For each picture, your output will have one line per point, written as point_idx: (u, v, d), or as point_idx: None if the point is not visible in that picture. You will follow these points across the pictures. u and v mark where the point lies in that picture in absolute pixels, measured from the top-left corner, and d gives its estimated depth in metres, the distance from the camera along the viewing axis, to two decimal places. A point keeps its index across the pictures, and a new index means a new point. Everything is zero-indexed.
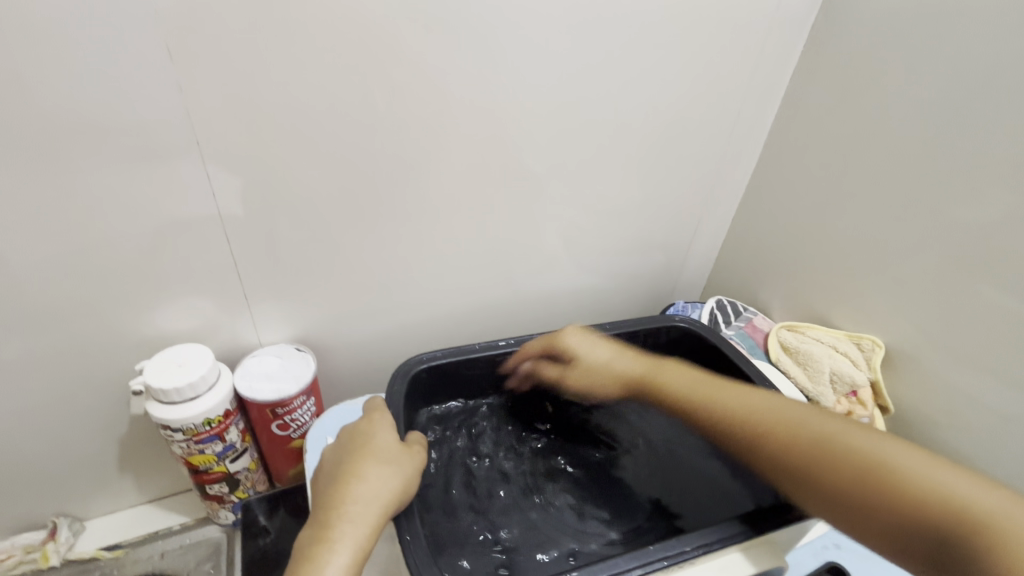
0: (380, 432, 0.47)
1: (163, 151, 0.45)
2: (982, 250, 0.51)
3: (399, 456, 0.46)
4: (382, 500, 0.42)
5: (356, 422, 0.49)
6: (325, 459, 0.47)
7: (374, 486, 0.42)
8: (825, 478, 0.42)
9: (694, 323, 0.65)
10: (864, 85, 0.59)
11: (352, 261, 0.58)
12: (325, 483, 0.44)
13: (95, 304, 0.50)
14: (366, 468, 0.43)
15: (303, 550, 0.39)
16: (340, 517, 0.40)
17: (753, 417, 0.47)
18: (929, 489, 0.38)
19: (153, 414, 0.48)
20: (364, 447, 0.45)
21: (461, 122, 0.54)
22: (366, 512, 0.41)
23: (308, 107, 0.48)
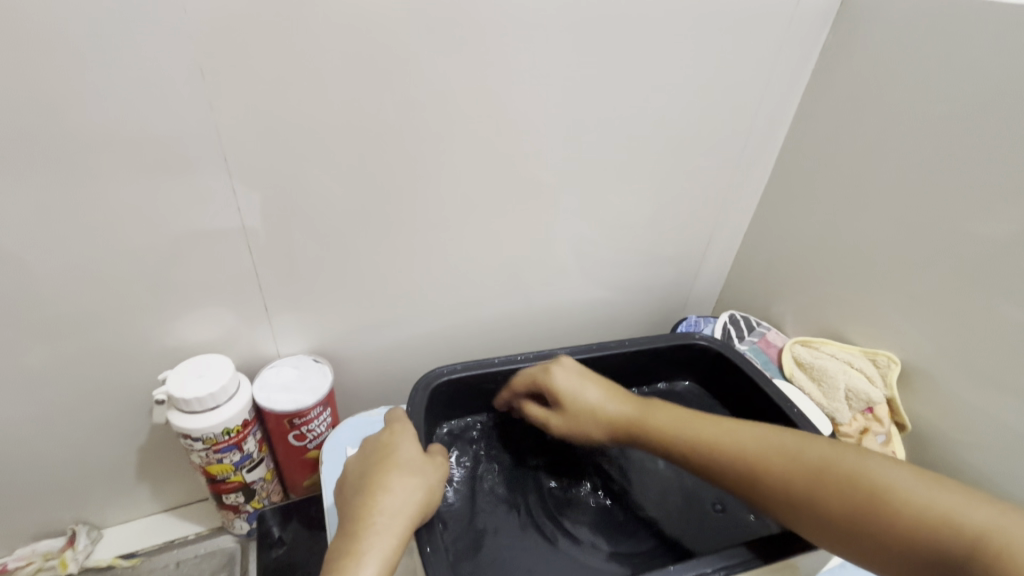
0: (403, 442, 0.47)
1: (193, 164, 0.47)
2: (998, 264, 0.51)
3: (423, 466, 0.46)
4: (408, 513, 0.42)
5: (379, 434, 0.49)
6: (348, 468, 0.47)
7: (400, 498, 0.42)
8: (774, 486, 0.43)
9: (716, 341, 0.64)
10: (876, 100, 0.59)
11: (369, 272, 0.59)
12: (350, 494, 0.44)
13: (123, 312, 0.51)
14: (393, 479, 0.44)
15: (332, 562, 0.39)
16: (367, 529, 0.40)
17: (701, 438, 0.47)
18: (870, 484, 0.39)
19: (174, 422, 0.49)
20: (388, 458, 0.46)
21: (479, 135, 0.55)
22: (392, 525, 0.41)
23: (332, 122, 0.49)
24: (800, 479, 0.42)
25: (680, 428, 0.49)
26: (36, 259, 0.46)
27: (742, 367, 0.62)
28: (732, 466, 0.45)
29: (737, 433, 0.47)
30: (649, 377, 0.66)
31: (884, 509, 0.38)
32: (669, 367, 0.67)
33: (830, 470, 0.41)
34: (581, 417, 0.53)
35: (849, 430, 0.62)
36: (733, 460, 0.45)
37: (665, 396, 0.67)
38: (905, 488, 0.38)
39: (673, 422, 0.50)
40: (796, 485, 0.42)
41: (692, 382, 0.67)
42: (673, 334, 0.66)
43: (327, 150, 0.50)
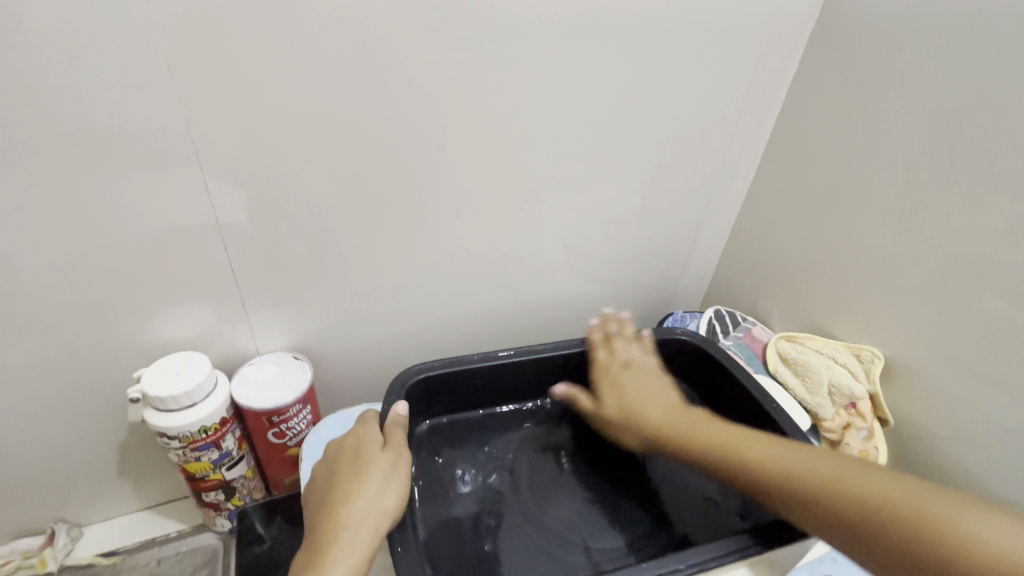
0: (367, 447, 0.47)
1: (165, 160, 0.46)
2: (984, 260, 0.51)
3: (389, 469, 0.45)
4: (374, 522, 0.41)
5: (344, 437, 0.49)
6: (315, 474, 0.46)
7: (366, 508, 0.42)
8: (788, 490, 0.42)
9: (697, 336, 0.64)
10: (864, 95, 0.59)
11: (351, 268, 0.59)
12: (315, 504, 0.44)
13: (99, 310, 0.51)
14: (358, 488, 0.43)
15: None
16: (332, 541, 0.40)
17: (709, 436, 0.47)
18: (902, 507, 0.37)
19: (151, 421, 0.48)
20: (352, 465, 0.45)
21: (462, 130, 0.55)
22: (359, 534, 0.41)
23: (313, 116, 0.48)
24: (830, 489, 0.40)
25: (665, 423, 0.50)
26: (4, 257, 0.45)
27: (725, 362, 0.62)
28: (724, 462, 0.45)
29: (728, 431, 0.47)
30: None
31: (914, 527, 0.36)
32: None
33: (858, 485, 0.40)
34: (613, 403, 0.54)
35: (832, 426, 0.62)
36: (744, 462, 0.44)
37: None
38: (933, 515, 0.36)
39: (669, 417, 0.51)
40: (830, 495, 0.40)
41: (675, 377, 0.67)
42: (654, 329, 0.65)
43: (305, 145, 0.49)
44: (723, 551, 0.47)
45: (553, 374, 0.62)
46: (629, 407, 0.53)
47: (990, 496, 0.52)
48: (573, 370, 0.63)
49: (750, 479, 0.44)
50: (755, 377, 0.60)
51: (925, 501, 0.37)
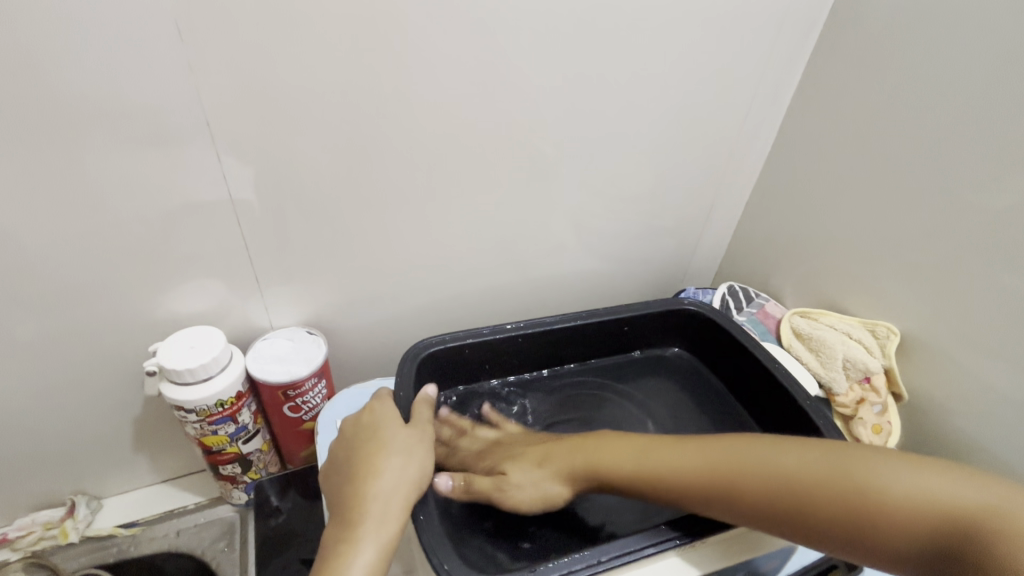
0: (383, 423, 0.46)
1: (170, 130, 0.44)
2: (1003, 234, 0.49)
3: (410, 443, 0.45)
4: (401, 494, 0.41)
5: (357, 414, 0.48)
6: (332, 454, 0.46)
7: (393, 481, 0.42)
8: (756, 500, 0.42)
9: (704, 306, 0.63)
10: (885, 63, 0.57)
11: (362, 243, 0.58)
12: (339, 481, 0.43)
13: (111, 284, 0.50)
14: (382, 463, 0.43)
15: (330, 551, 0.38)
16: (362, 515, 0.40)
17: (663, 467, 0.46)
18: (862, 484, 0.39)
19: (166, 395, 0.48)
20: (374, 440, 0.45)
21: (471, 102, 0.53)
22: (390, 508, 0.40)
23: (319, 86, 0.47)
24: (786, 484, 0.41)
25: (608, 446, 0.48)
26: (16, 232, 0.45)
27: (735, 333, 0.61)
28: (692, 486, 0.44)
29: (677, 456, 0.46)
30: (640, 341, 0.65)
31: (885, 501, 0.38)
32: (660, 332, 0.65)
33: (809, 466, 0.41)
34: (532, 475, 0.48)
35: (846, 401, 0.62)
36: (691, 475, 0.45)
37: (656, 360, 0.66)
38: (880, 485, 0.39)
39: (604, 455, 0.48)
40: (785, 492, 0.41)
41: (682, 346, 0.66)
42: (663, 300, 0.64)
43: (312, 115, 0.48)
44: None
45: (564, 344, 0.61)
46: (544, 476, 0.48)
47: (1002, 468, 0.53)
48: (584, 341, 0.62)
49: (706, 495, 0.44)
50: (762, 345, 0.59)
51: (889, 470, 0.39)
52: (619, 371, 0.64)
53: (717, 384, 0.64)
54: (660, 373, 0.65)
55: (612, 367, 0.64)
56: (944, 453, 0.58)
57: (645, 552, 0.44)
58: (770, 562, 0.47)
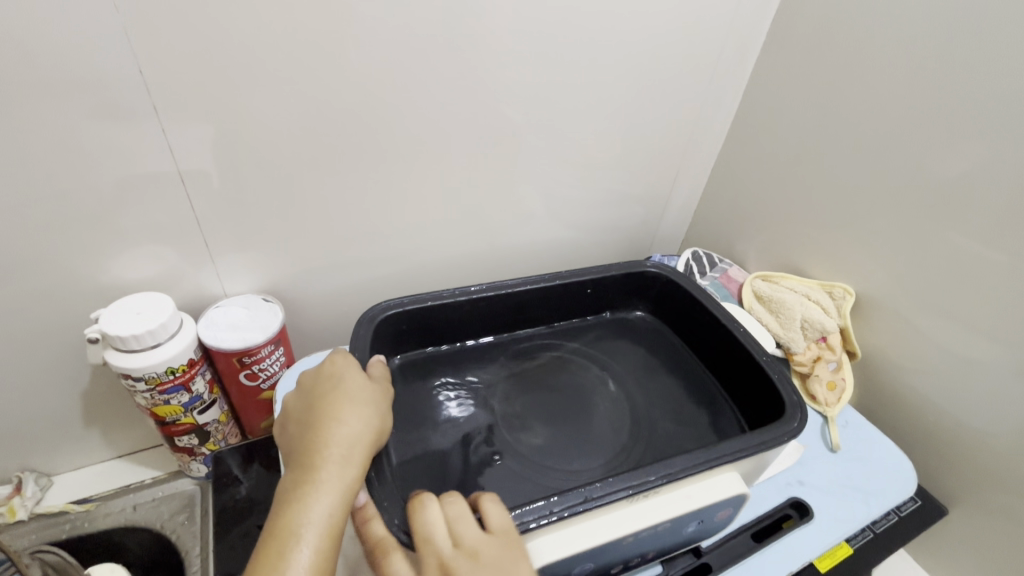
0: (347, 374, 0.45)
1: (102, 79, 0.41)
2: (957, 197, 0.51)
3: (372, 397, 0.44)
4: (364, 441, 0.40)
5: (319, 365, 0.46)
6: (287, 407, 0.44)
7: (354, 428, 0.41)
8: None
9: (666, 268, 0.64)
10: (854, 25, 0.56)
11: (321, 211, 0.56)
12: (296, 430, 0.41)
13: (45, 250, 0.47)
14: (345, 411, 0.42)
15: (285, 496, 0.36)
16: (323, 458, 0.38)
17: None
18: None
19: (112, 363, 0.46)
20: (335, 390, 0.43)
21: (433, 62, 0.51)
22: (352, 453, 0.39)
23: (269, 38, 0.44)
24: None
25: None
26: None
27: (695, 293, 0.62)
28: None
29: None
30: (603, 304, 0.66)
31: None
32: (623, 295, 0.66)
33: None
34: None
35: (803, 359, 0.63)
36: None
37: (619, 323, 0.67)
38: None
39: None
40: None
41: (645, 309, 0.67)
42: (626, 263, 0.65)
43: (262, 74, 0.45)
44: (693, 462, 0.45)
45: (528, 307, 0.61)
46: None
47: (947, 419, 0.55)
48: (547, 304, 0.62)
49: None
50: (721, 305, 0.61)
51: None
52: (582, 333, 0.65)
53: (679, 345, 0.65)
54: (622, 335, 0.65)
55: (576, 330, 0.65)
56: (892, 408, 0.61)
57: (589, 505, 0.42)
58: (726, 511, 0.46)
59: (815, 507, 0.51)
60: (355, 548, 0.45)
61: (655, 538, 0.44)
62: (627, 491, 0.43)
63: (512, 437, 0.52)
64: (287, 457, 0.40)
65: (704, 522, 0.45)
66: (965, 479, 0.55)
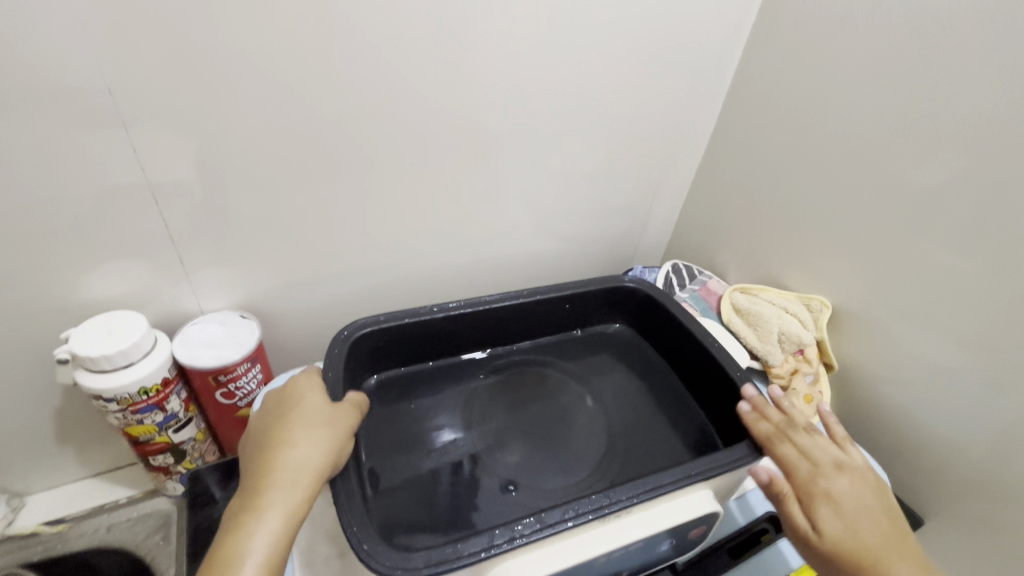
0: (306, 396, 0.45)
1: (74, 95, 0.40)
2: (929, 210, 0.52)
3: (329, 418, 0.43)
4: (313, 465, 0.39)
5: (282, 387, 0.47)
6: (249, 429, 0.44)
7: (304, 451, 0.40)
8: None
9: (644, 284, 0.65)
10: (827, 41, 0.57)
11: (300, 227, 0.56)
12: (249, 455, 0.41)
13: (16, 268, 0.46)
14: (297, 433, 0.41)
15: (228, 525, 0.36)
16: (267, 485, 0.38)
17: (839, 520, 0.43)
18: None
19: (83, 383, 0.46)
20: (291, 413, 0.43)
21: (413, 78, 0.51)
22: (298, 478, 0.38)
23: (248, 53, 0.44)
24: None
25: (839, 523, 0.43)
26: None
27: (671, 306, 0.62)
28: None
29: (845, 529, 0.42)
30: (582, 318, 0.66)
31: None
32: (601, 309, 0.66)
33: None
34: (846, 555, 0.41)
35: (780, 372, 0.63)
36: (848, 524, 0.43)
37: (598, 337, 0.67)
38: None
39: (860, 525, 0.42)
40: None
41: (623, 322, 0.68)
42: (604, 277, 0.65)
43: (240, 90, 0.45)
44: (665, 480, 0.45)
45: (506, 323, 0.61)
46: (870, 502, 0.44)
47: (924, 429, 0.56)
48: (525, 319, 0.62)
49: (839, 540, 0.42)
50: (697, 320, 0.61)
51: None
52: (560, 348, 0.65)
53: (656, 358, 0.65)
54: (600, 348, 0.66)
55: (554, 344, 0.65)
56: (870, 418, 0.61)
57: (562, 525, 0.41)
58: (699, 528, 0.47)
59: None
60: (328, 569, 0.44)
61: (629, 556, 0.44)
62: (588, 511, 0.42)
63: (489, 454, 0.52)
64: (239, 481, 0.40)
65: (676, 540, 0.46)
66: (942, 488, 0.56)
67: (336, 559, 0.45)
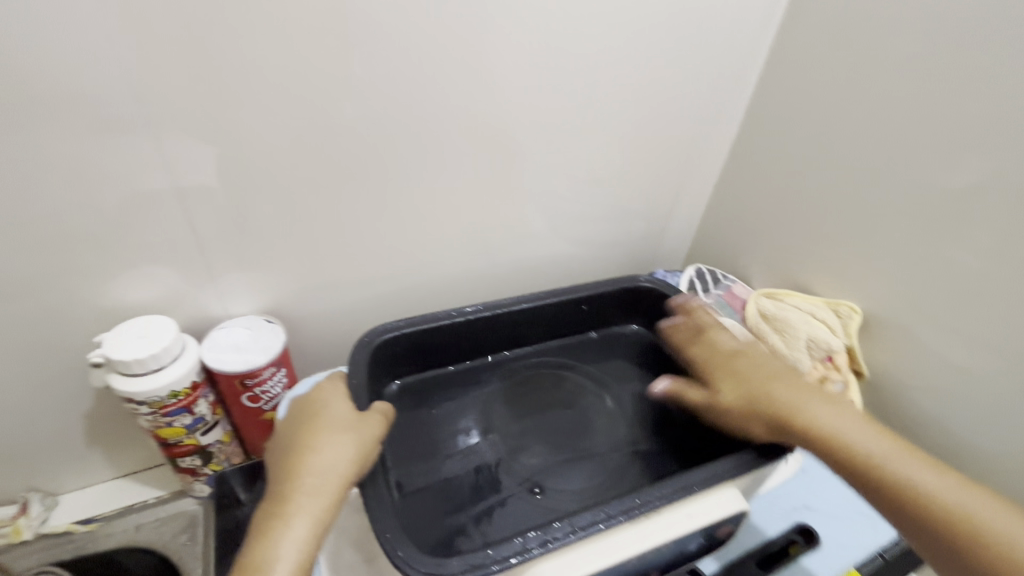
0: (330, 403, 0.45)
1: (108, 105, 0.42)
2: (963, 212, 0.50)
3: (353, 423, 0.44)
4: (339, 470, 0.40)
5: (306, 394, 0.47)
6: (275, 437, 0.45)
7: (329, 457, 0.40)
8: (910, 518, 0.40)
9: (660, 283, 0.64)
10: (853, 42, 0.56)
11: (323, 232, 0.57)
12: (276, 463, 0.42)
13: (54, 273, 0.48)
14: (321, 440, 0.41)
15: (258, 531, 0.37)
16: (295, 492, 0.38)
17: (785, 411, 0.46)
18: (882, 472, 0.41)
19: (116, 387, 0.47)
20: (315, 420, 0.43)
21: (435, 86, 0.52)
22: (324, 483, 0.39)
23: (275, 63, 0.45)
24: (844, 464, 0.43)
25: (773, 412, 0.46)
26: None
27: (688, 307, 0.61)
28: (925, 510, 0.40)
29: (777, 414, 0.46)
30: (599, 320, 0.65)
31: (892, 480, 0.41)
32: (617, 310, 0.66)
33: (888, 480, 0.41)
34: (733, 411, 0.49)
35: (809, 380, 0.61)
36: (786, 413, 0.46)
37: (614, 339, 0.66)
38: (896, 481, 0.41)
39: (806, 412, 0.45)
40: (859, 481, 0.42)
41: (641, 324, 0.67)
42: (618, 277, 0.65)
43: (266, 99, 0.46)
44: (691, 480, 0.45)
45: (525, 327, 0.61)
46: (771, 370, 0.50)
47: (960, 440, 0.54)
48: (543, 323, 0.62)
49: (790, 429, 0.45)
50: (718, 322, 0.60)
51: (896, 469, 0.41)
52: (581, 351, 0.64)
53: None
54: (617, 350, 0.65)
55: (574, 348, 0.64)
56: (902, 427, 0.60)
57: (594, 528, 0.41)
58: (727, 527, 0.46)
59: (824, 534, 0.51)
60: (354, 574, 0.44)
61: (659, 556, 0.44)
62: (618, 514, 0.42)
63: (514, 459, 0.52)
64: (267, 488, 0.41)
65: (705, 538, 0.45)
66: None
67: (362, 564, 0.45)
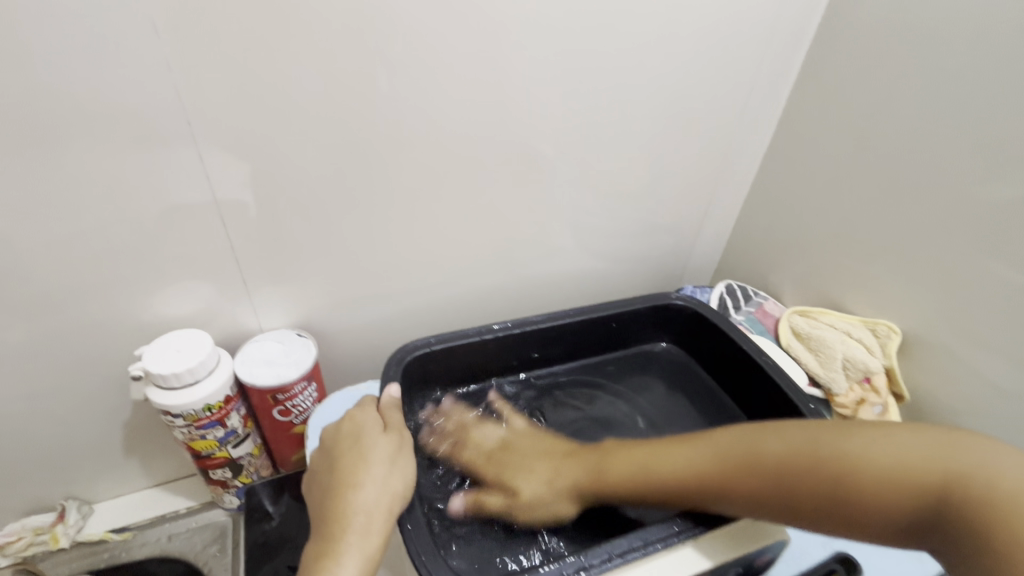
0: (364, 431, 0.45)
1: (154, 125, 0.43)
2: (1006, 230, 0.48)
3: (391, 453, 0.44)
4: (383, 506, 0.41)
5: (339, 421, 0.47)
6: (313, 465, 0.45)
7: (373, 493, 0.41)
8: (909, 509, 0.35)
9: (693, 301, 0.63)
10: (888, 55, 0.55)
11: (353, 246, 0.57)
12: (320, 496, 0.43)
13: (98, 286, 0.49)
14: (362, 475, 0.42)
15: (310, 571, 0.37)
16: (343, 531, 0.39)
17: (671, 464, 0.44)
18: (801, 464, 0.38)
19: (153, 400, 0.48)
20: (353, 452, 0.44)
21: (465, 102, 0.52)
22: (370, 521, 0.40)
23: (310, 82, 0.46)
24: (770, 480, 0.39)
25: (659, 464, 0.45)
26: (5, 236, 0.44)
27: (722, 326, 0.60)
28: (888, 479, 0.35)
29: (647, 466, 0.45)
30: (629, 337, 0.65)
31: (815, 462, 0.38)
32: (648, 327, 0.65)
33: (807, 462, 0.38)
34: (542, 477, 0.48)
35: (846, 402, 0.60)
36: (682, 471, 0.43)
37: (645, 356, 0.65)
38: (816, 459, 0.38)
39: (685, 457, 0.44)
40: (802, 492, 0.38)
41: (670, 341, 0.66)
42: (650, 294, 0.64)
43: (300, 118, 0.47)
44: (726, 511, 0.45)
45: (554, 344, 0.61)
46: (545, 451, 0.50)
47: None
48: (572, 339, 0.61)
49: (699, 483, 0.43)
50: (753, 341, 0.59)
51: (806, 445, 0.39)
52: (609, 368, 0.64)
53: (706, 378, 0.63)
54: (647, 368, 0.64)
55: (601, 364, 0.64)
56: None
57: (631, 554, 0.43)
58: (765, 557, 0.47)
59: (864, 564, 0.49)
60: None
61: None
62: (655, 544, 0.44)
63: None
64: (313, 523, 0.42)
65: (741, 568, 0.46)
66: None
67: None
